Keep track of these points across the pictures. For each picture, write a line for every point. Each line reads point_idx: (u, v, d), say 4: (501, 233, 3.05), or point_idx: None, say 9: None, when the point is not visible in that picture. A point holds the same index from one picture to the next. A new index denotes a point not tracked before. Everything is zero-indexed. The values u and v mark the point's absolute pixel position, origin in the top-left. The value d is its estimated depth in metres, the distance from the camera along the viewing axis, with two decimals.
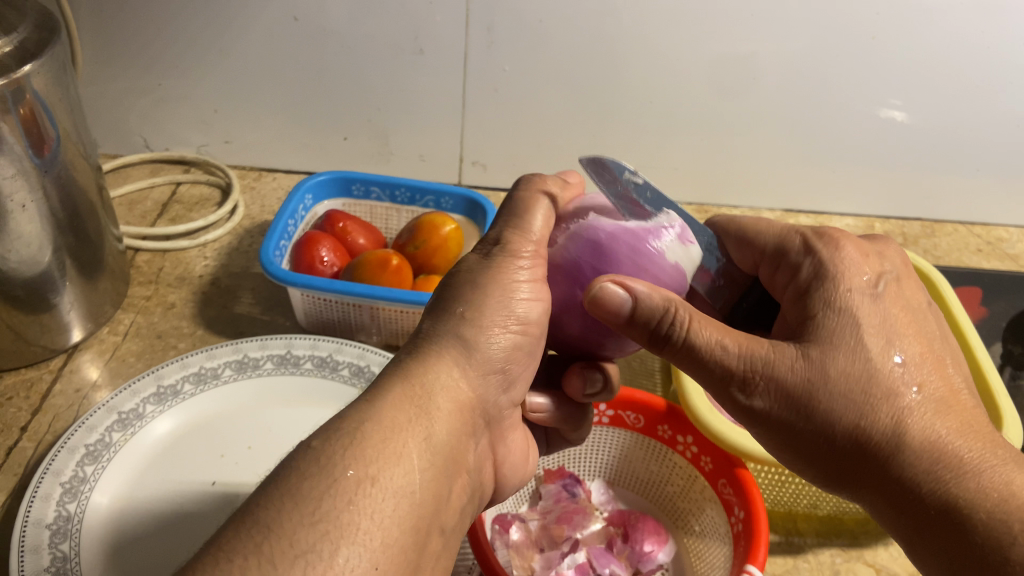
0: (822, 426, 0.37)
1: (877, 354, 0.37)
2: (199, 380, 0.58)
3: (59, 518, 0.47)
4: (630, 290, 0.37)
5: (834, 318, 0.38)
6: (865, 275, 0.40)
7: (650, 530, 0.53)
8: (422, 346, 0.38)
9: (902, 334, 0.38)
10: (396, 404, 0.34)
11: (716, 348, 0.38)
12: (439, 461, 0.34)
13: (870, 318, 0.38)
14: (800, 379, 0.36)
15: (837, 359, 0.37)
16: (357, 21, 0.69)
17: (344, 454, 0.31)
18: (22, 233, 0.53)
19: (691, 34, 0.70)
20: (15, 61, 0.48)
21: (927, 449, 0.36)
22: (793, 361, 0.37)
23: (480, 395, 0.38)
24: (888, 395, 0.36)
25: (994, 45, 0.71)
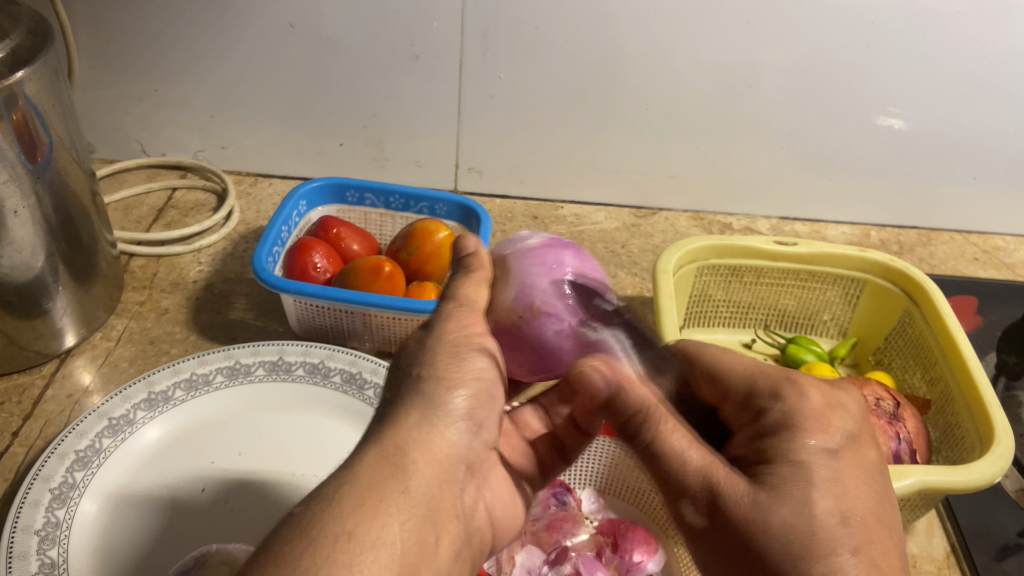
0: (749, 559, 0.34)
1: (825, 500, 0.34)
2: (190, 387, 0.58)
3: (47, 525, 0.47)
4: (609, 379, 0.40)
5: (785, 465, 0.35)
6: (823, 433, 0.37)
7: (640, 539, 0.53)
8: (392, 411, 0.37)
9: (851, 495, 0.34)
10: (372, 463, 0.34)
11: (678, 460, 0.37)
12: (421, 510, 0.34)
13: (817, 469, 0.35)
14: (742, 511, 0.34)
15: (781, 504, 0.34)
16: (353, 27, 0.69)
17: (324, 515, 0.31)
18: (14, 238, 0.53)
19: (685, 41, 0.70)
20: (7, 67, 0.48)
21: None
22: (742, 493, 0.35)
23: (454, 445, 0.37)
24: (823, 552, 0.33)
25: (989, 53, 0.71)
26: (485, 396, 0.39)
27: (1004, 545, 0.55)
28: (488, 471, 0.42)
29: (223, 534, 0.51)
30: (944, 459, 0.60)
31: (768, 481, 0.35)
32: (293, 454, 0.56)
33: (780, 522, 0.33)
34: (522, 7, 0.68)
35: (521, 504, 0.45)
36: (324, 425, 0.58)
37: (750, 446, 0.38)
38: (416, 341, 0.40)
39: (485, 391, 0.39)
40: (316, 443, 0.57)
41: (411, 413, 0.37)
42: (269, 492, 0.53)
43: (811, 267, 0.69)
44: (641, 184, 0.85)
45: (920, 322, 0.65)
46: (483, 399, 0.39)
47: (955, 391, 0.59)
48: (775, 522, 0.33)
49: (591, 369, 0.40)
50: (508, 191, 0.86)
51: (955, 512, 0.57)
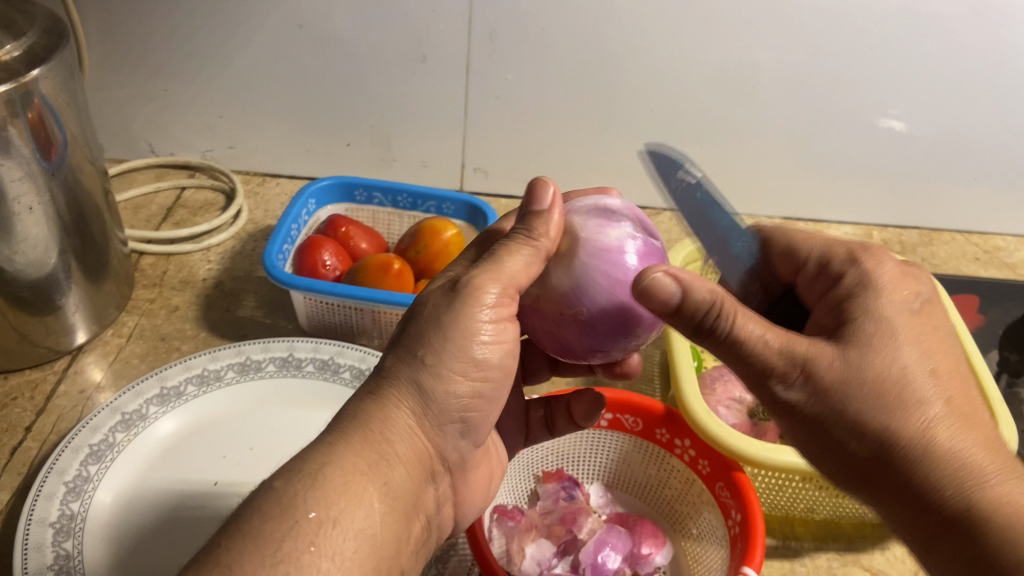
0: (849, 426, 0.34)
1: (915, 357, 0.35)
2: (202, 382, 0.58)
3: (62, 517, 0.47)
4: (681, 286, 0.35)
5: (872, 322, 0.35)
6: (906, 290, 0.38)
7: (647, 533, 0.53)
8: (381, 384, 0.37)
9: (935, 352, 0.36)
10: (353, 446, 0.34)
11: (755, 345, 0.35)
12: (395, 503, 0.35)
13: (905, 328, 0.35)
14: (836, 378, 0.34)
15: (878, 361, 0.34)
16: (362, 28, 0.70)
17: (307, 494, 0.32)
18: (28, 235, 0.53)
19: (689, 44, 0.71)
20: (24, 65, 0.48)
21: (959, 454, 0.34)
22: (832, 359, 0.34)
23: (437, 442, 0.38)
24: (915, 403, 0.34)
25: (990, 56, 0.72)
26: (483, 396, 0.39)
27: None
28: (470, 468, 0.43)
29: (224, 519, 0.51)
30: None
31: (851, 339, 0.35)
32: (302, 447, 0.56)
33: (873, 380, 0.34)
34: (528, 9, 0.68)
35: (491, 487, 0.47)
36: (329, 418, 0.58)
37: (828, 314, 0.38)
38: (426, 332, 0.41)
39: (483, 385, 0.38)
40: (323, 436, 0.57)
41: (402, 401, 0.36)
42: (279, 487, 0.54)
43: None
44: (646, 185, 0.86)
45: None
46: (483, 399, 0.39)
47: None
48: (869, 385, 0.34)
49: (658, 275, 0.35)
50: (514, 191, 0.86)
51: None
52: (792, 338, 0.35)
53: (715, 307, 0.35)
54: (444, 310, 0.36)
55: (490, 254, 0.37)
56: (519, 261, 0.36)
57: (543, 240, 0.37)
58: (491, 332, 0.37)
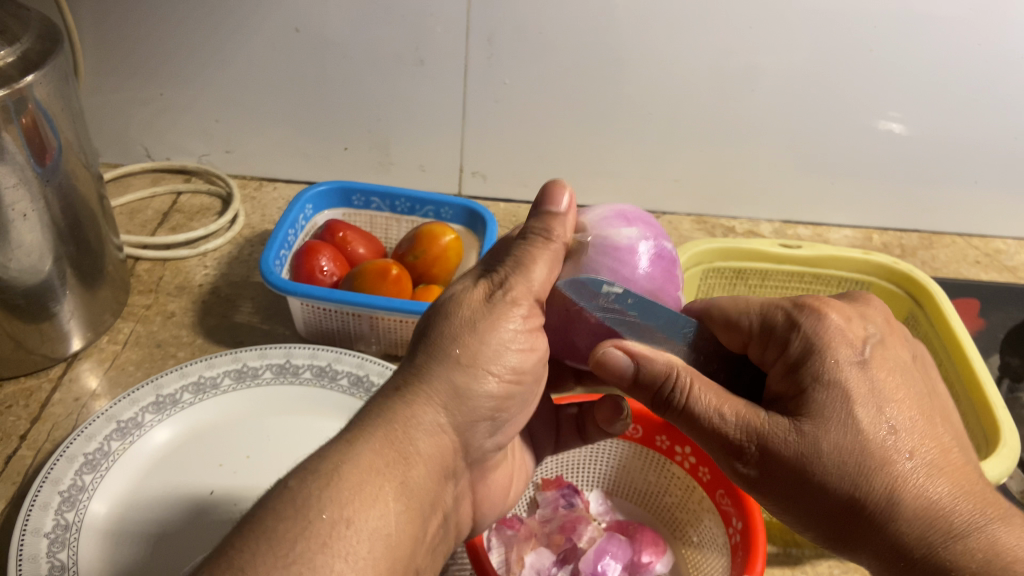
0: (815, 496, 0.36)
1: (869, 416, 0.35)
2: (198, 390, 0.58)
3: (57, 527, 0.47)
4: (628, 353, 0.39)
5: (822, 391, 0.36)
6: (853, 336, 0.38)
7: (648, 540, 0.53)
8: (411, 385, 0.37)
9: (892, 398, 0.36)
10: (376, 445, 0.34)
11: (712, 416, 0.38)
12: (414, 504, 0.34)
13: (858, 386, 0.36)
14: (789, 454, 0.36)
15: (826, 430, 0.35)
16: (358, 32, 0.70)
17: (320, 495, 0.31)
18: (22, 242, 0.53)
19: (689, 47, 0.71)
20: (18, 71, 0.48)
21: (930, 503, 0.35)
22: (787, 433, 0.36)
23: (464, 438, 0.38)
24: (881, 464, 0.35)
25: (991, 58, 0.71)
26: (512, 396, 0.39)
27: None
28: (489, 470, 0.43)
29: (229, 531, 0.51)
30: None
31: (806, 409, 0.36)
32: (300, 456, 0.56)
33: (830, 450, 0.35)
34: (527, 12, 0.68)
35: (513, 493, 0.48)
36: (329, 428, 0.58)
37: (779, 378, 0.39)
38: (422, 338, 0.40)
39: (513, 385, 0.39)
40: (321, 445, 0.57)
41: (427, 398, 0.36)
42: None
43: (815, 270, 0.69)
44: (645, 189, 0.85)
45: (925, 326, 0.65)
46: (509, 401, 0.39)
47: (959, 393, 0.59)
48: (825, 450, 0.35)
49: (612, 351, 0.39)
50: (512, 195, 0.86)
51: None
52: (744, 410, 0.37)
53: (669, 379, 0.39)
54: (480, 317, 0.37)
55: (509, 263, 0.39)
56: (542, 271, 0.39)
57: (553, 246, 0.39)
58: (523, 341, 0.38)
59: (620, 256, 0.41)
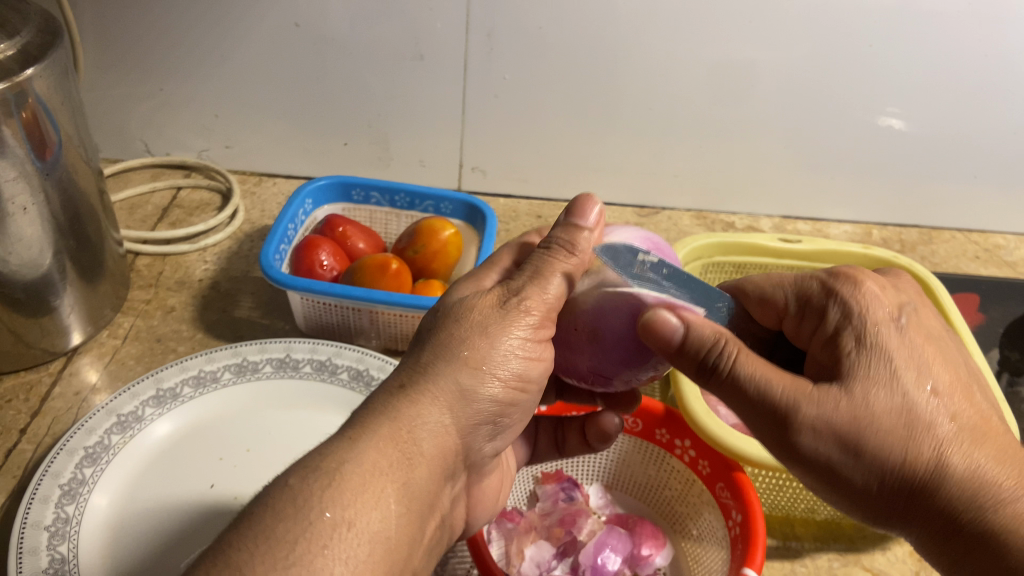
0: (865, 469, 0.35)
1: (913, 384, 0.35)
2: (198, 383, 0.58)
3: (57, 520, 0.47)
4: (681, 320, 0.37)
5: (863, 356, 0.36)
6: (888, 308, 0.38)
7: (648, 534, 0.53)
8: (418, 380, 0.37)
9: (933, 371, 0.36)
10: (382, 444, 0.34)
11: (763, 383, 0.36)
12: (414, 505, 0.35)
13: (899, 354, 0.36)
14: (843, 418, 0.34)
15: (879, 395, 0.35)
16: (358, 27, 0.70)
17: (323, 494, 0.31)
18: (23, 235, 0.53)
19: (689, 42, 0.71)
20: (18, 64, 0.48)
21: (973, 471, 0.35)
22: (835, 400, 0.35)
23: (464, 441, 0.39)
24: (924, 429, 0.35)
25: (990, 53, 0.71)
26: (513, 403, 0.40)
27: None
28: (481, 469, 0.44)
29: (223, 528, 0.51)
30: None
31: (847, 369, 0.36)
32: (301, 450, 0.56)
33: (883, 416, 0.35)
34: (526, 7, 0.68)
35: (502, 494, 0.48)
36: (328, 422, 0.58)
37: (823, 351, 0.38)
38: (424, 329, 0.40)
39: (517, 392, 0.39)
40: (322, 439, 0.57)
41: (436, 396, 0.36)
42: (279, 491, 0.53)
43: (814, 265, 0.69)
44: (645, 184, 0.85)
45: None
46: (510, 402, 0.40)
47: None
48: (876, 421, 0.35)
49: (664, 313, 0.37)
50: (512, 190, 0.86)
51: None
52: (795, 382, 0.36)
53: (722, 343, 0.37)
54: (490, 321, 0.38)
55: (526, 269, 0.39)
56: (559, 283, 0.39)
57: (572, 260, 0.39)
58: (529, 347, 0.38)
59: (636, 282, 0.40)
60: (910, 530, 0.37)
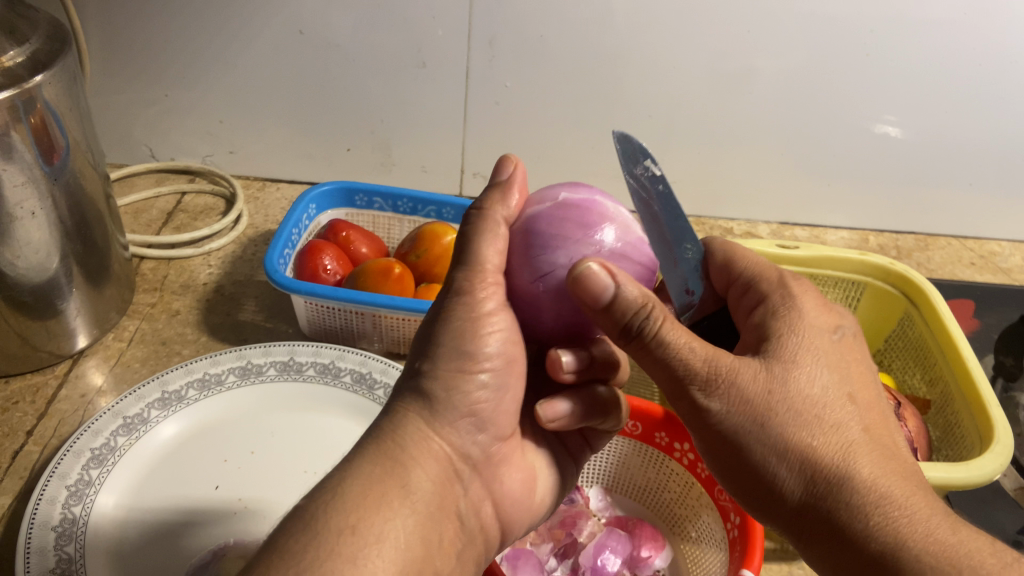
0: (770, 444, 0.36)
1: (831, 383, 0.37)
2: (203, 386, 0.58)
3: (64, 521, 0.47)
4: (617, 280, 0.36)
5: (794, 340, 0.38)
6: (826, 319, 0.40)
7: (646, 535, 0.54)
8: (396, 405, 0.39)
9: (854, 381, 0.38)
10: (372, 462, 0.35)
11: (682, 352, 0.37)
12: (421, 508, 0.35)
13: (826, 352, 0.38)
14: (757, 390, 0.36)
15: (796, 379, 0.36)
16: (361, 34, 0.71)
17: (328, 508, 0.33)
18: (31, 239, 0.54)
19: (688, 50, 0.72)
20: (27, 71, 0.49)
21: (876, 485, 0.35)
22: (755, 372, 0.36)
23: (455, 442, 0.39)
24: (833, 427, 0.36)
25: (985, 62, 0.72)
26: (494, 391, 0.40)
27: (1004, 542, 0.56)
28: (504, 466, 0.42)
29: (255, 523, 0.52)
30: (944, 458, 0.61)
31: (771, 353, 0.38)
32: (304, 451, 0.57)
33: (783, 408, 0.36)
34: (528, 15, 0.69)
35: (542, 501, 0.45)
36: (332, 425, 0.59)
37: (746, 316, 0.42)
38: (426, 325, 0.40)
39: (501, 375, 0.39)
40: (325, 442, 0.57)
41: (408, 412, 0.38)
42: (280, 490, 0.54)
43: (812, 271, 0.70)
44: None
45: (920, 325, 0.66)
46: (489, 391, 0.39)
47: (955, 391, 0.60)
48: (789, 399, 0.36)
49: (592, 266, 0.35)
50: None
51: (956, 510, 0.59)
52: (717, 353, 0.37)
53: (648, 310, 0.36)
54: (431, 326, 0.40)
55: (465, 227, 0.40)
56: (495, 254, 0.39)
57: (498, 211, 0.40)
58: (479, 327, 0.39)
59: (542, 229, 0.38)
60: (808, 548, 0.37)
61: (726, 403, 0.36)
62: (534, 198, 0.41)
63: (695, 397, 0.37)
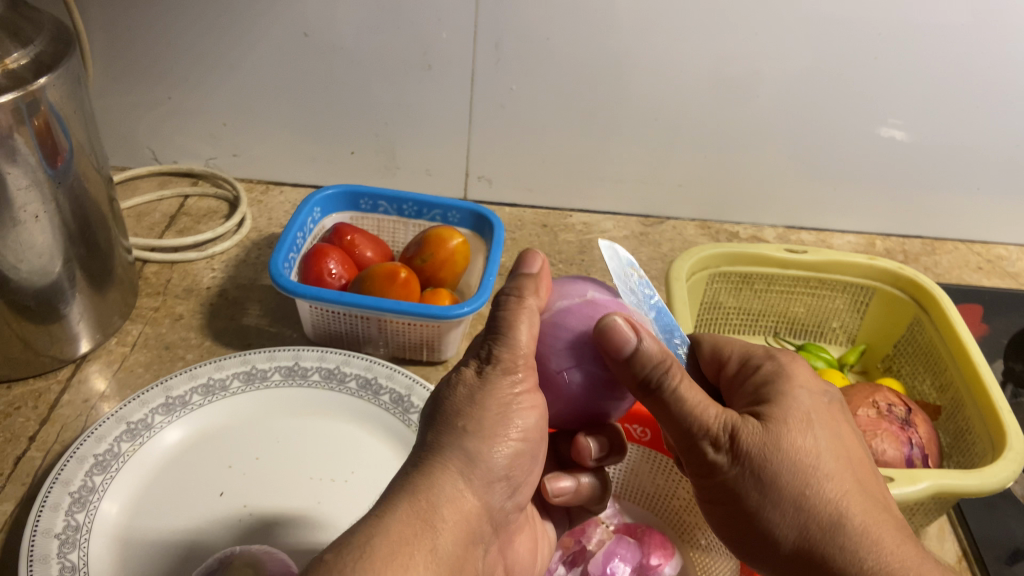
0: (769, 499, 0.39)
1: (825, 439, 0.39)
2: (207, 392, 0.58)
3: (67, 528, 0.47)
4: (638, 335, 0.38)
5: (788, 400, 0.40)
6: (814, 381, 0.43)
7: (656, 543, 0.53)
8: (428, 458, 0.37)
9: (843, 435, 0.41)
10: (400, 520, 0.34)
11: (693, 408, 0.39)
12: (446, 572, 0.34)
13: (819, 411, 0.41)
14: (757, 442, 0.38)
15: (792, 437, 0.39)
16: (366, 37, 0.70)
17: (356, 565, 0.31)
18: (34, 243, 0.53)
19: (695, 54, 0.71)
20: (31, 73, 0.48)
21: (867, 532, 0.38)
22: (754, 426, 0.39)
23: (486, 503, 0.38)
24: (825, 477, 0.39)
25: (993, 66, 0.72)
26: (524, 456, 0.39)
27: (1015, 549, 0.56)
28: (514, 532, 0.43)
29: (260, 531, 0.52)
30: (955, 464, 0.60)
31: (768, 415, 0.40)
32: (310, 458, 0.56)
33: (783, 462, 0.38)
34: (535, 18, 0.68)
35: (541, 562, 0.47)
36: (338, 430, 0.58)
37: (744, 387, 0.43)
38: (465, 383, 0.38)
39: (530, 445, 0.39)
40: (331, 448, 0.57)
41: (444, 466, 0.36)
42: (286, 498, 0.54)
43: (819, 276, 0.70)
44: (650, 194, 0.86)
45: (930, 330, 0.65)
46: (523, 458, 0.39)
47: (966, 397, 0.59)
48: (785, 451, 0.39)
49: (617, 318, 0.38)
50: (518, 200, 0.86)
51: (966, 517, 0.58)
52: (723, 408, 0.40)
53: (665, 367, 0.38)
54: (476, 392, 0.38)
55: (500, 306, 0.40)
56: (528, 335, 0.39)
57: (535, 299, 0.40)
58: (522, 399, 0.38)
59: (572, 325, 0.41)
60: None
61: (735, 460, 0.39)
62: (552, 293, 0.42)
63: (705, 451, 0.40)
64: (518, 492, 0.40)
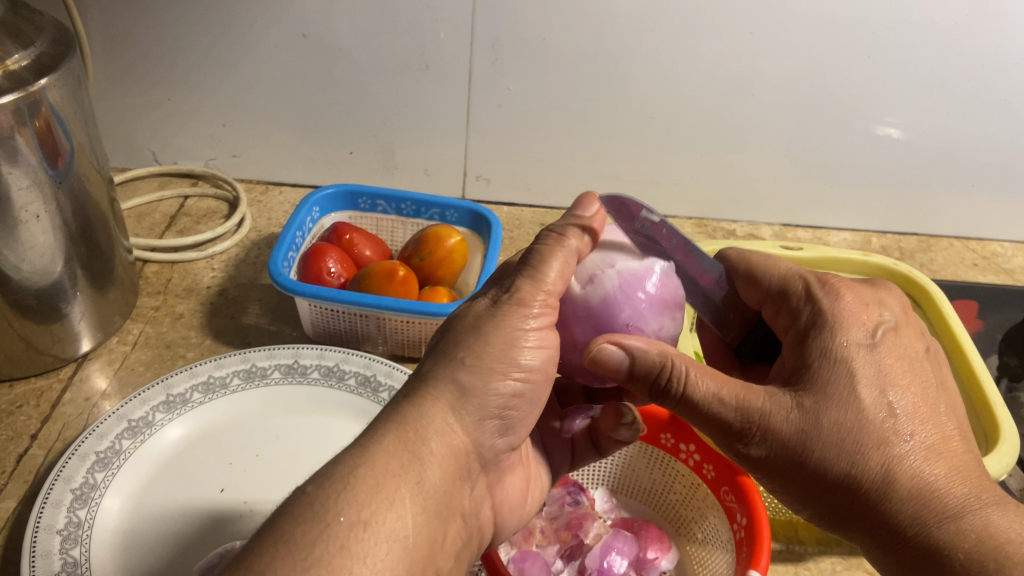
0: (812, 472, 0.38)
1: (870, 393, 0.38)
2: (207, 389, 0.58)
3: (69, 524, 0.47)
4: (626, 349, 0.38)
5: (826, 367, 0.38)
6: (862, 325, 0.40)
7: (652, 537, 0.54)
8: (419, 389, 0.37)
9: (893, 375, 0.39)
10: (389, 449, 0.34)
11: (712, 404, 0.38)
12: (431, 504, 0.34)
13: (863, 363, 0.38)
14: (791, 431, 0.37)
15: (831, 409, 0.37)
16: (364, 38, 0.71)
17: (337, 498, 0.32)
18: (35, 243, 0.54)
19: (690, 56, 0.72)
20: (32, 74, 0.49)
21: (922, 483, 0.37)
22: (789, 411, 0.38)
23: (475, 441, 0.38)
24: (878, 444, 0.37)
25: (986, 65, 0.72)
26: (522, 397, 0.39)
27: None
28: (504, 472, 0.43)
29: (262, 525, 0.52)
30: None
31: (808, 383, 0.38)
32: (310, 454, 0.57)
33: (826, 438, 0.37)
34: (530, 18, 0.69)
35: (534, 497, 0.47)
36: (338, 427, 0.59)
37: (790, 339, 0.41)
38: (474, 317, 0.38)
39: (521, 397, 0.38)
40: (330, 444, 0.57)
41: (437, 399, 0.36)
42: (287, 493, 0.54)
43: (815, 272, 0.70)
44: (647, 193, 0.86)
45: None
46: (520, 400, 0.39)
47: None
48: (826, 427, 0.37)
49: (606, 345, 0.38)
50: (516, 199, 0.87)
51: None
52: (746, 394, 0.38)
53: (667, 373, 0.38)
54: (484, 320, 0.38)
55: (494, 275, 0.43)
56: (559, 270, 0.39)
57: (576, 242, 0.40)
58: (532, 337, 0.38)
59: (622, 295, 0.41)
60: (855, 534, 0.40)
61: (769, 450, 0.38)
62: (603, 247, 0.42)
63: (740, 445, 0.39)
64: (514, 432, 0.41)
